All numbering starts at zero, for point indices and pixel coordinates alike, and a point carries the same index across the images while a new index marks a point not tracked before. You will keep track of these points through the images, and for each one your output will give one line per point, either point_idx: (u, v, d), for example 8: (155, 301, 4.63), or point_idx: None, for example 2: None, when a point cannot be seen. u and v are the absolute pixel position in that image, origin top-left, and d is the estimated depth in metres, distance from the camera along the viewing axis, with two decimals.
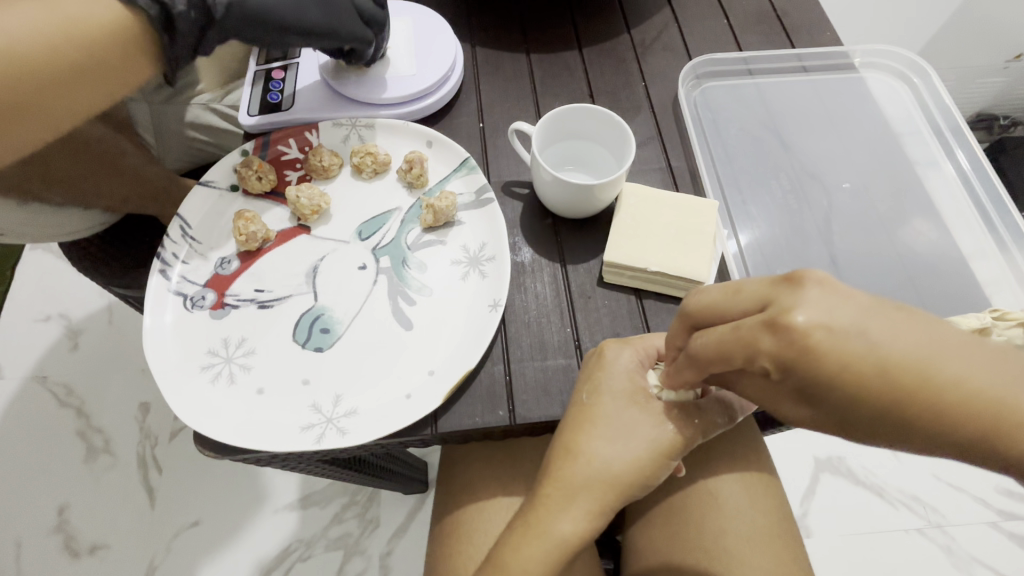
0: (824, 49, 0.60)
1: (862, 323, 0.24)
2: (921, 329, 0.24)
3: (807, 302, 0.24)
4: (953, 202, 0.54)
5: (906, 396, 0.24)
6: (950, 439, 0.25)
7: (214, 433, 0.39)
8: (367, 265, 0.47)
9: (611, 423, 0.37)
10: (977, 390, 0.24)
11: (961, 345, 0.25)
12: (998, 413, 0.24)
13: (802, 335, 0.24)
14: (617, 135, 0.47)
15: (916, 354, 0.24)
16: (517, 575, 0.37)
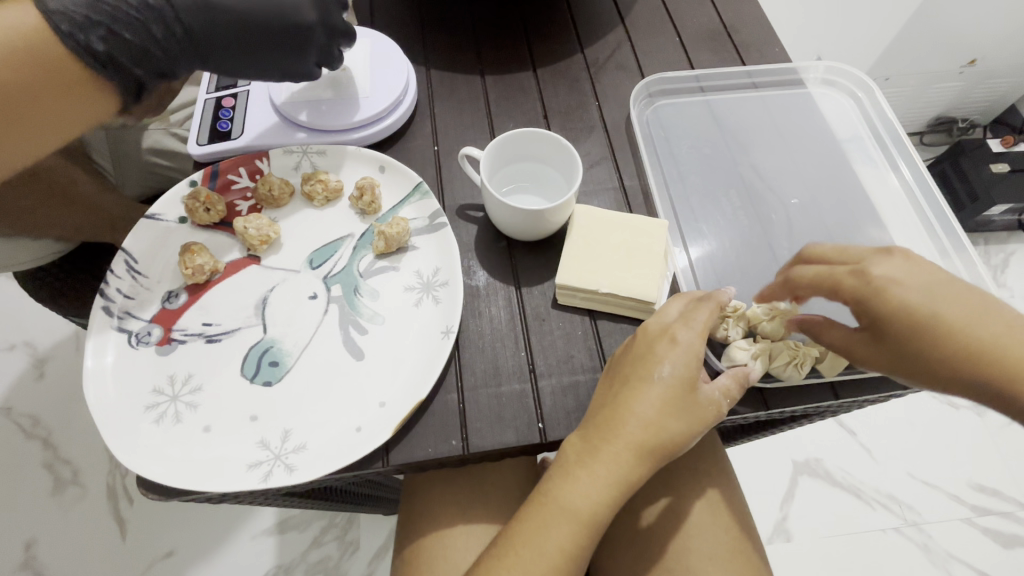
0: (772, 66, 0.61)
1: (928, 278, 0.38)
2: (956, 294, 0.38)
3: (895, 266, 0.38)
4: (898, 212, 0.55)
5: (953, 327, 0.37)
6: (959, 368, 0.36)
7: (157, 476, 0.38)
8: (318, 294, 0.46)
9: (667, 389, 0.38)
10: (975, 334, 0.36)
11: (965, 302, 0.37)
12: (993, 353, 0.36)
13: (876, 280, 0.38)
14: (566, 158, 0.48)
15: (949, 308, 0.37)
16: (575, 515, 0.38)
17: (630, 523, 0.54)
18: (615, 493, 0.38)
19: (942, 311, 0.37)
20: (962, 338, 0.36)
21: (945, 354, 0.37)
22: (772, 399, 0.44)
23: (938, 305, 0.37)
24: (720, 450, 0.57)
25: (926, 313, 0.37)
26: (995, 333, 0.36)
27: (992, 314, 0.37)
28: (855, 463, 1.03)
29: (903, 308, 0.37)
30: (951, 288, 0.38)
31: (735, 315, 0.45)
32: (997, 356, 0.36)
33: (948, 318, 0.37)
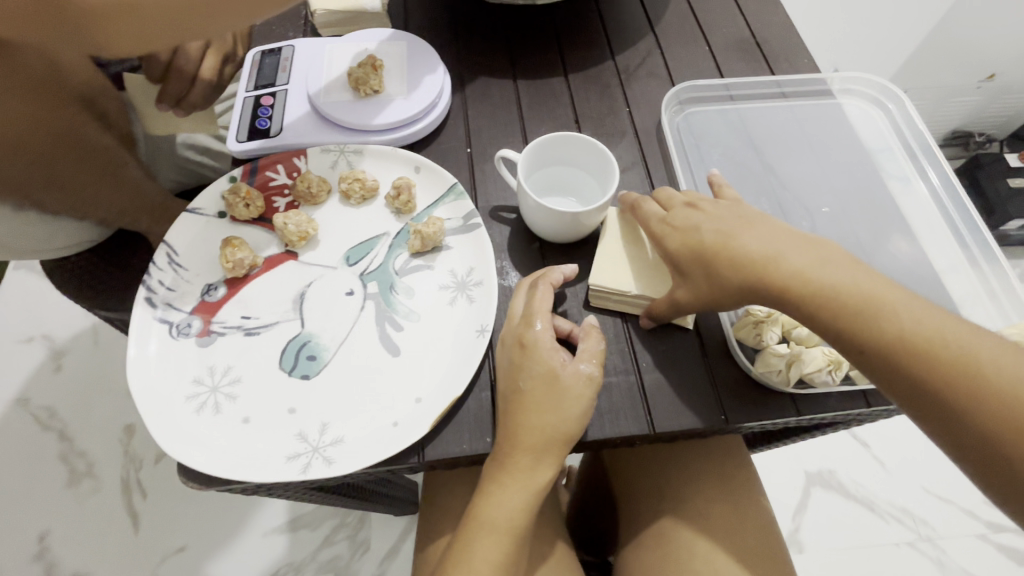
0: (801, 75, 0.62)
1: (726, 217, 0.44)
2: (746, 226, 0.43)
3: (693, 215, 0.44)
4: (927, 221, 0.55)
5: (747, 248, 0.41)
6: (758, 288, 0.40)
7: (198, 464, 0.39)
8: (354, 291, 0.47)
9: (534, 392, 0.41)
10: (767, 255, 0.40)
11: (765, 233, 0.42)
12: (784, 269, 0.40)
13: (670, 223, 0.45)
14: (600, 160, 0.49)
15: (743, 237, 0.42)
16: (498, 521, 0.41)
17: (654, 527, 0.55)
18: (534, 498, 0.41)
19: (733, 237, 0.42)
20: (752, 255, 0.41)
21: (738, 270, 0.41)
22: (804, 405, 0.44)
23: (729, 237, 0.42)
24: (744, 457, 0.58)
25: (719, 243, 0.42)
26: (780, 248, 0.41)
27: (775, 232, 0.42)
28: (869, 476, 1.02)
29: (701, 240, 0.42)
30: (748, 222, 0.43)
31: (770, 320, 0.45)
32: (777, 268, 0.40)
33: (738, 245, 0.41)
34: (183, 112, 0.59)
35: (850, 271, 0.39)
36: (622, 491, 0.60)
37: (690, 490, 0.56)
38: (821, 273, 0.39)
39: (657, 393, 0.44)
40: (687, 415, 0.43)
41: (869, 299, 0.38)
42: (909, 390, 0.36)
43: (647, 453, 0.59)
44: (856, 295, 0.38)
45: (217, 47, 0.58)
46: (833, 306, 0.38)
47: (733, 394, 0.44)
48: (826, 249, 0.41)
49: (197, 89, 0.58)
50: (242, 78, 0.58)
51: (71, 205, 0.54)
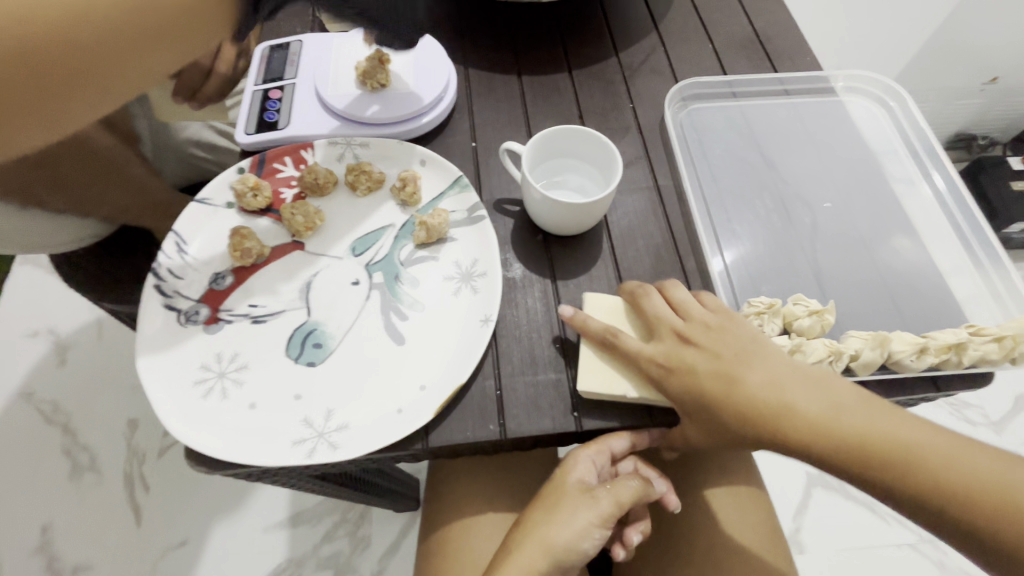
0: (803, 73, 0.62)
1: (719, 352, 0.42)
2: (748, 365, 0.41)
3: (688, 355, 0.42)
4: (929, 219, 0.56)
5: (754, 397, 0.40)
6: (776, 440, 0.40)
7: (205, 448, 0.39)
8: (360, 281, 0.47)
9: (554, 486, 0.45)
10: (777, 408, 0.40)
11: (768, 377, 0.41)
12: (796, 423, 0.40)
13: (672, 360, 0.42)
14: (604, 154, 0.49)
15: (747, 387, 0.41)
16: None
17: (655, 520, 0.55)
18: (588, 541, 0.42)
19: (741, 382, 0.41)
20: (766, 408, 0.40)
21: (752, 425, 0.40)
22: None
23: (733, 382, 0.41)
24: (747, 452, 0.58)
25: (727, 395, 0.40)
26: (785, 395, 0.40)
27: (774, 371, 0.41)
28: None
29: (705, 388, 0.41)
30: (746, 359, 0.42)
31: (770, 311, 0.46)
32: (791, 426, 0.40)
33: (744, 393, 0.40)
34: (198, 105, 0.56)
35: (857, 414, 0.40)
36: None
37: (691, 484, 0.56)
38: (843, 421, 0.39)
39: None
40: None
41: (880, 440, 0.39)
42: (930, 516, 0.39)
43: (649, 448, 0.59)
44: (869, 440, 0.39)
45: (233, 37, 0.54)
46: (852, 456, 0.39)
47: None
48: (834, 383, 0.41)
49: (212, 82, 0.55)
50: (251, 72, 0.59)
51: (77, 202, 0.56)
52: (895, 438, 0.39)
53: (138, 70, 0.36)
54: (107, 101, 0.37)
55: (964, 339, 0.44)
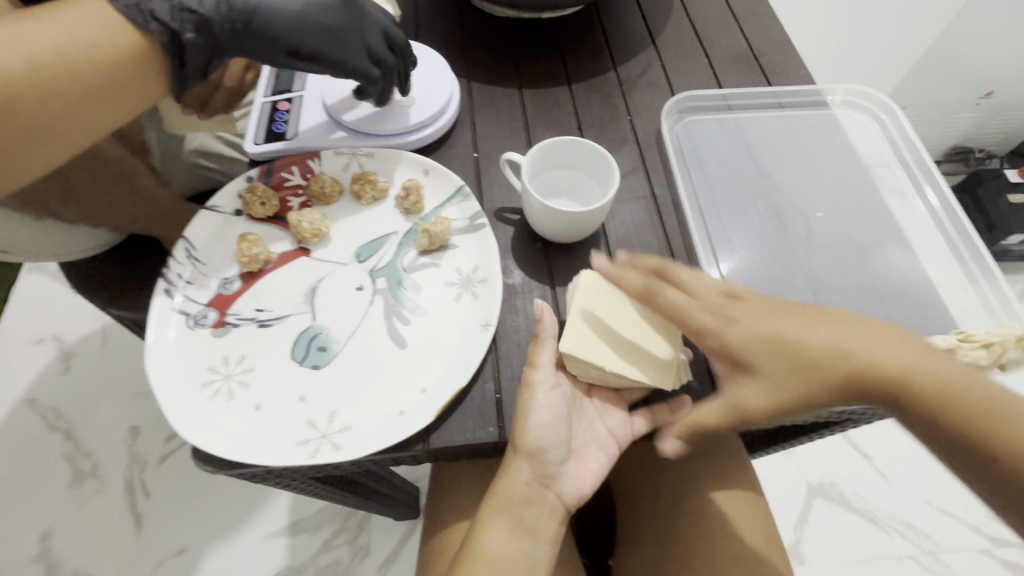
0: (797, 87, 0.64)
1: (767, 308, 0.39)
2: (791, 317, 0.38)
3: (748, 307, 0.39)
4: (924, 235, 0.57)
5: (802, 342, 0.36)
6: (830, 387, 0.35)
7: (211, 448, 0.40)
8: (364, 286, 0.49)
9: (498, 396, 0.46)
10: (833, 348, 0.36)
11: (823, 326, 0.37)
12: (856, 367, 0.35)
13: (737, 315, 0.39)
14: (602, 165, 0.51)
15: (794, 333, 0.37)
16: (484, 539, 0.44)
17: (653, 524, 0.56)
18: (541, 415, 0.43)
19: (794, 333, 0.37)
20: (854, 361, 0.35)
21: (826, 371, 0.35)
22: None
23: (810, 335, 0.36)
24: (741, 454, 0.58)
25: (800, 343, 0.36)
26: (878, 350, 0.35)
27: (832, 321, 0.37)
28: (870, 488, 1.02)
29: (774, 335, 0.37)
30: (824, 314, 0.38)
31: None
32: (861, 369, 0.35)
33: (816, 349, 0.36)
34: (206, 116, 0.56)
35: (958, 368, 0.35)
36: (624, 490, 0.60)
37: (690, 490, 0.56)
38: (922, 368, 0.35)
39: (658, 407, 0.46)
40: None
41: (990, 406, 0.33)
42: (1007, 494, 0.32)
43: (646, 454, 0.60)
44: (967, 392, 0.33)
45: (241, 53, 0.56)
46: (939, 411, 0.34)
47: None
48: (902, 337, 0.36)
49: (221, 94, 0.56)
50: (260, 84, 0.61)
51: (86, 211, 0.57)
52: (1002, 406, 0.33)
53: (82, 122, 0.39)
54: (63, 155, 0.40)
55: (953, 345, 0.45)
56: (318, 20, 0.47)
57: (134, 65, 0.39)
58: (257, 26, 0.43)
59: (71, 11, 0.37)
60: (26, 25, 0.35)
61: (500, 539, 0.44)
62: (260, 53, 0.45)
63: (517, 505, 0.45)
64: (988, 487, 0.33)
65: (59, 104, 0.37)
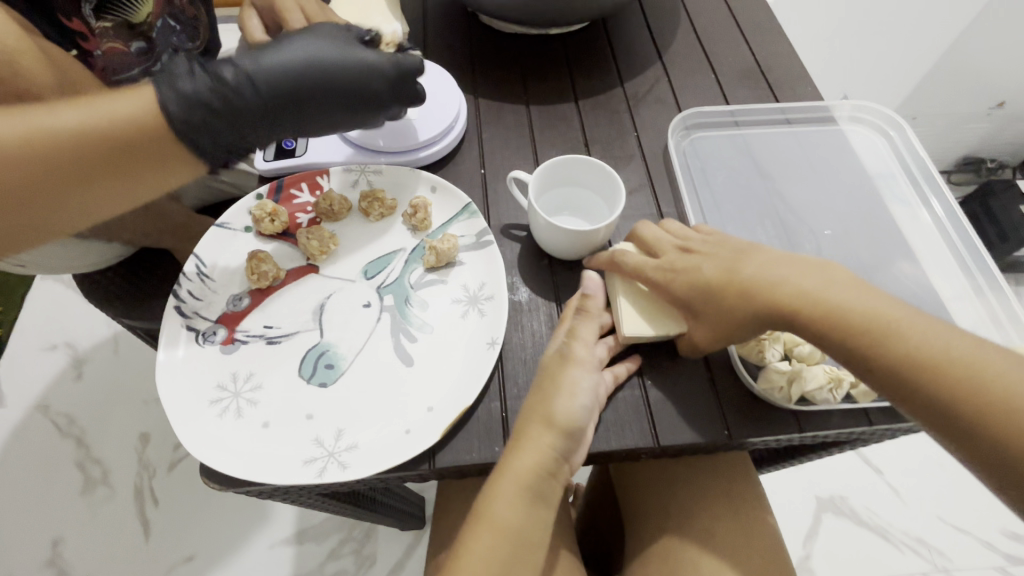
0: (804, 103, 0.64)
1: (715, 255, 0.44)
2: (730, 261, 0.43)
3: (693, 258, 0.44)
4: (933, 250, 0.56)
5: (735, 283, 0.42)
6: (761, 322, 0.41)
7: (219, 465, 0.41)
8: (371, 303, 0.49)
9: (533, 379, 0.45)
10: (762, 286, 0.41)
11: (756, 267, 0.42)
12: (782, 301, 0.40)
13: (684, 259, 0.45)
14: (608, 182, 0.51)
15: (727, 277, 0.42)
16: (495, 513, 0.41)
17: (660, 541, 0.56)
18: (582, 394, 0.42)
19: (736, 273, 0.42)
20: (777, 298, 0.41)
21: (738, 304, 0.42)
22: (806, 422, 0.45)
23: (734, 274, 0.42)
24: (749, 474, 0.58)
25: (723, 282, 0.42)
26: (787, 280, 0.41)
27: (768, 261, 0.43)
28: (881, 502, 1.00)
29: (700, 278, 0.43)
30: (751, 254, 0.44)
31: (771, 338, 0.46)
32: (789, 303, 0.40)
33: (735, 287, 0.42)
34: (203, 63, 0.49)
35: (857, 294, 0.40)
36: (631, 507, 0.60)
37: (697, 507, 0.56)
38: (838, 298, 0.39)
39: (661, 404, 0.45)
40: (691, 439, 0.44)
41: (898, 331, 0.38)
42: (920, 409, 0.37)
43: (652, 470, 0.60)
44: (884, 319, 0.38)
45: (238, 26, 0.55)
46: (830, 329, 0.39)
47: (737, 409, 0.45)
48: (834, 273, 0.41)
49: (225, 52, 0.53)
50: None
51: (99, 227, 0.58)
52: (886, 321, 0.38)
53: (101, 200, 0.40)
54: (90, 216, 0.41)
55: None
56: (330, 70, 0.46)
57: (158, 153, 0.39)
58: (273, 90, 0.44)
59: (118, 96, 0.38)
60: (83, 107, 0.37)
61: (508, 509, 0.41)
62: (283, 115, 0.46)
63: (532, 481, 0.41)
64: (904, 403, 0.38)
65: (77, 184, 0.38)
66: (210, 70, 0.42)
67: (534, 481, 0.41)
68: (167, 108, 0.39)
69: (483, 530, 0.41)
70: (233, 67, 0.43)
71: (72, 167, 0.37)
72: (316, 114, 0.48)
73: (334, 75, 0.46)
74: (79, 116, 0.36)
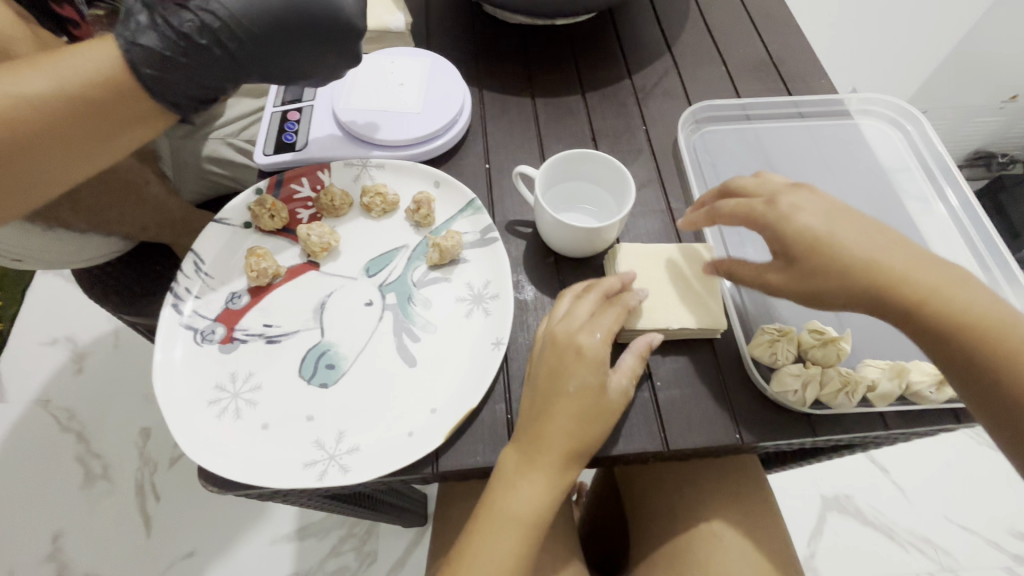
0: (816, 96, 0.62)
1: (836, 212, 0.41)
2: (853, 224, 0.40)
3: (817, 209, 0.41)
4: (951, 246, 0.55)
5: (851, 248, 0.39)
6: (862, 291, 0.39)
7: (217, 469, 0.40)
8: (373, 302, 0.48)
9: (575, 401, 0.40)
10: (874, 259, 0.39)
11: (872, 236, 0.40)
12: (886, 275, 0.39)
13: (795, 220, 0.40)
14: (617, 177, 0.50)
15: (848, 238, 0.40)
16: (516, 514, 0.40)
17: (667, 543, 0.55)
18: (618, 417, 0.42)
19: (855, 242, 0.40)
20: (888, 274, 0.39)
21: (850, 271, 0.39)
22: (820, 426, 0.44)
23: (853, 245, 0.39)
24: (759, 475, 0.57)
25: (843, 242, 0.39)
26: (902, 258, 0.39)
27: (884, 234, 0.40)
28: (888, 502, 0.99)
29: (824, 252, 0.39)
30: (869, 222, 0.41)
31: (785, 338, 0.45)
32: (896, 281, 0.39)
33: (851, 265, 0.39)
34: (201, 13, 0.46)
35: (969, 284, 0.39)
36: (637, 508, 0.59)
37: (705, 509, 0.55)
38: (940, 290, 0.39)
39: (671, 409, 0.44)
40: (702, 443, 0.43)
41: (993, 326, 0.38)
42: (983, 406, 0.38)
43: (660, 472, 0.59)
44: (985, 315, 0.38)
45: None
46: (929, 313, 0.39)
47: (748, 412, 0.44)
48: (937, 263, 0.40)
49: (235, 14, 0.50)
50: (270, 94, 0.60)
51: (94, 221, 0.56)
52: (991, 313, 0.38)
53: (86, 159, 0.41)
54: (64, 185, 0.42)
55: None
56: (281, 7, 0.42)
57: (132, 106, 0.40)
58: (223, 29, 0.41)
59: (81, 53, 0.38)
60: (35, 74, 0.37)
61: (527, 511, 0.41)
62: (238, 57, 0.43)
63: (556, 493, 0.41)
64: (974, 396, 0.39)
65: (58, 146, 0.38)
66: (173, 15, 0.40)
67: (552, 488, 0.40)
68: (138, 68, 0.39)
69: (500, 534, 0.40)
70: (192, 5, 0.40)
71: (43, 131, 0.37)
72: (278, 57, 0.45)
73: (303, 17, 0.43)
74: (46, 79, 0.37)
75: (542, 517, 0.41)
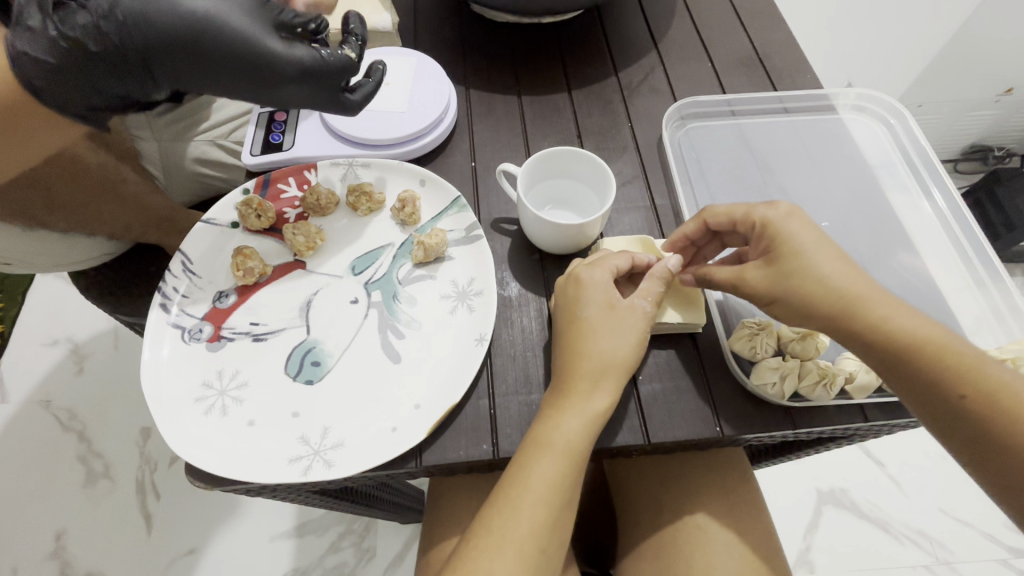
0: (804, 92, 0.63)
1: (820, 245, 0.41)
2: (830, 255, 0.41)
3: (803, 239, 0.41)
4: (933, 242, 0.55)
5: (820, 276, 0.40)
6: (819, 316, 0.41)
7: (203, 464, 0.40)
8: (359, 299, 0.48)
9: (595, 320, 0.43)
10: (841, 287, 0.40)
11: (846, 270, 0.41)
12: (850, 300, 0.40)
13: (784, 228, 0.42)
14: (599, 174, 0.50)
15: (821, 267, 0.40)
16: (560, 444, 0.40)
17: (653, 535, 0.55)
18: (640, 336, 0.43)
19: (825, 272, 0.40)
20: (855, 303, 0.40)
21: (816, 301, 0.40)
22: (800, 419, 0.44)
23: (823, 273, 0.40)
24: (745, 469, 0.58)
25: (817, 269, 0.40)
26: (872, 292, 0.40)
27: (858, 270, 0.41)
28: (884, 495, 1.00)
29: (805, 259, 0.41)
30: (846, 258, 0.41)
31: (765, 332, 0.45)
32: (864, 311, 0.40)
33: (826, 276, 0.40)
34: None
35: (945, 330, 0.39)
36: (625, 502, 0.60)
37: (692, 503, 0.55)
38: (910, 327, 0.39)
39: (654, 403, 0.45)
40: (684, 436, 0.43)
41: (965, 369, 0.38)
42: (955, 433, 0.38)
43: (648, 466, 0.59)
44: (953, 354, 0.38)
45: None
46: (897, 346, 0.39)
47: (730, 406, 0.45)
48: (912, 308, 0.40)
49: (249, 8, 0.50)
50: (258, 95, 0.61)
51: (79, 221, 0.56)
52: (948, 346, 0.38)
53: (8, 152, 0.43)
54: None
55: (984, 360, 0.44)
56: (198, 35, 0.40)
57: (35, 115, 0.41)
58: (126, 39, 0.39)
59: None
60: None
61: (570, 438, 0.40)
62: (144, 71, 0.41)
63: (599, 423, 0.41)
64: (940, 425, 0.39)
65: None
66: (66, 19, 0.38)
67: (590, 413, 0.41)
68: (29, 79, 0.38)
69: (540, 461, 0.40)
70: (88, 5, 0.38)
71: None
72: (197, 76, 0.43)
73: (221, 46, 0.41)
74: None
75: (586, 448, 0.40)
